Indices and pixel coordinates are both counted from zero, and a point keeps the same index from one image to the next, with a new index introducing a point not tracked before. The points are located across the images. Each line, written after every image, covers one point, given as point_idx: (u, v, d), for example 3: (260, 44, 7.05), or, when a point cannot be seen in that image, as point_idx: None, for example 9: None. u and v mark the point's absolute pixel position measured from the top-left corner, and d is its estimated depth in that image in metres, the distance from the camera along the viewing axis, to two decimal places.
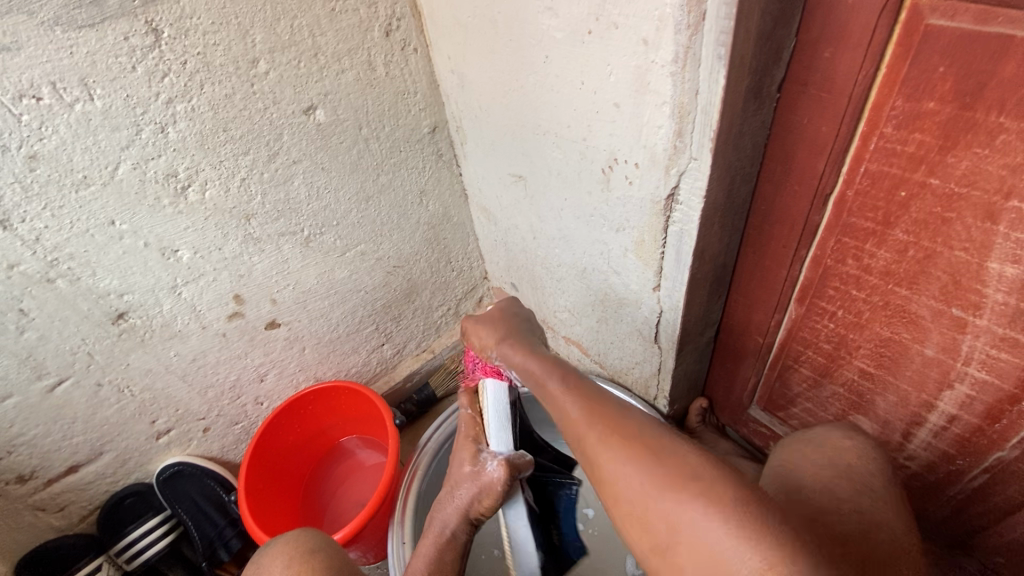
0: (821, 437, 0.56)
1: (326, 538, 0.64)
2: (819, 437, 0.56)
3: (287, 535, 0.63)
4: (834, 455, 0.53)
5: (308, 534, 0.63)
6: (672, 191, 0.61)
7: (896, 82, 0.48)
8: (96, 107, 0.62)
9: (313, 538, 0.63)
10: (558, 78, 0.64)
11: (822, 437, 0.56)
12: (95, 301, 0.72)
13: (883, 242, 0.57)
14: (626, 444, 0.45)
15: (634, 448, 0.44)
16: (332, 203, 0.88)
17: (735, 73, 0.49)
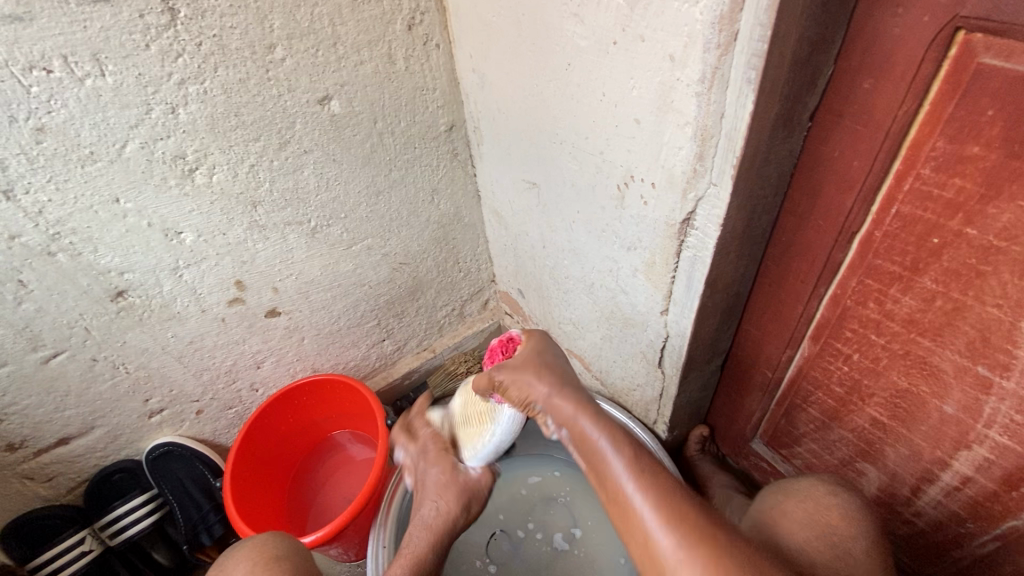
0: (805, 490, 0.59)
1: (296, 547, 0.62)
2: (804, 490, 0.59)
3: (257, 538, 0.61)
4: (816, 512, 0.56)
5: (276, 539, 0.62)
6: (688, 215, 0.58)
7: (939, 122, 0.45)
8: (107, 83, 0.61)
9: (281, 543, 0.61)
10: (579, 87, 0.62)
11: (804, 492, 0.59)
12: (95, 277, 0.72)
13: (909, 288, 0.53)
14: (662, 496, 0.44)
15: (673, 508, 0.43)
16: (341, 195, 0.86)
17: (765, 99, 0.46)
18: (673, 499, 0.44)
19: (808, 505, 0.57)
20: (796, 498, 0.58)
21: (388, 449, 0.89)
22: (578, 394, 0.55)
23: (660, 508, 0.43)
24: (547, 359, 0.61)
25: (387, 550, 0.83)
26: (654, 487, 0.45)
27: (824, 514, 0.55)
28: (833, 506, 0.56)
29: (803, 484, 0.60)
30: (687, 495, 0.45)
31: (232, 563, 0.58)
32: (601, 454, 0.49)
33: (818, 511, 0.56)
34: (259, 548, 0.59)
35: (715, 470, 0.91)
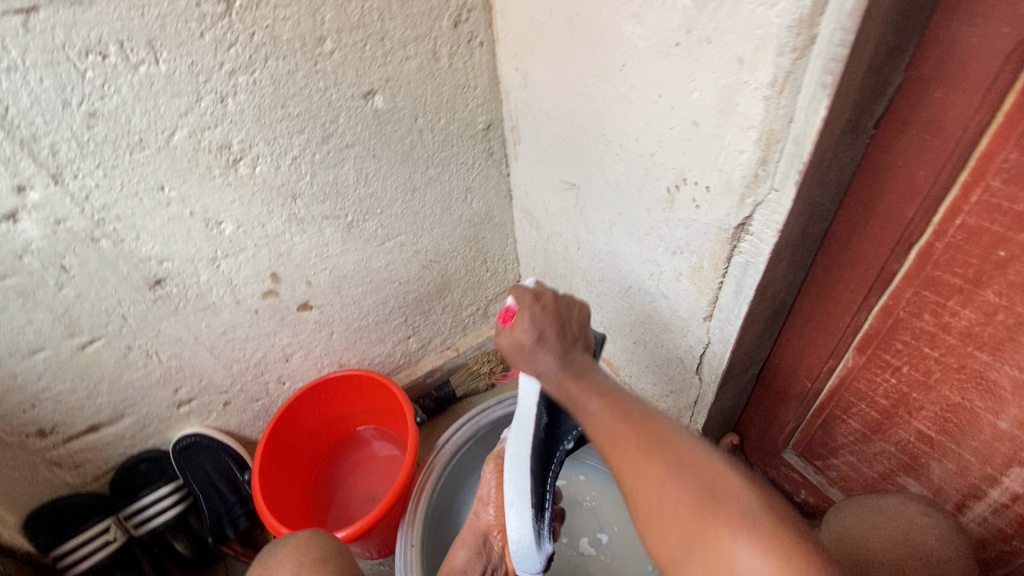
0: (895, 509, 0.61)
1: (338, 545, 0.62)
2: (894, 509, 0.61)
3: (298, 538, 0.61)
4: (912, 531, 0.59)
5: (316, 541, 0.61)
6: (744, 221, 0.57)
7: (1015, 133, 0.44)
8: (160, 71, 0.61)
9: (321, 544, 0.60)
10: (633, 88, 0.61)
11: (897, 508, 0.61)
12: (135, 265, 0.72)
13: (969, 302, 0.53)
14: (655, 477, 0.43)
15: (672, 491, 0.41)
16: (378, 191, 0.86)
17: (837, 105, 0.45)
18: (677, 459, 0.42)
19: (903, 525, 0.59)
20: (889, 515, 0.61)
21: (416, 447, 0.89)
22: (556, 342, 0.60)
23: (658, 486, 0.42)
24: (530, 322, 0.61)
25: (415, 549, 0.83)
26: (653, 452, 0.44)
27: (916, 539, 0.58)
28: (929, 528, 0.59)
29: (894, 501, 0.62)
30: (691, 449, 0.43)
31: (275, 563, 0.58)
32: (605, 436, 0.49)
33: (910, 533, 0.58)
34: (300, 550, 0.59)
35: None
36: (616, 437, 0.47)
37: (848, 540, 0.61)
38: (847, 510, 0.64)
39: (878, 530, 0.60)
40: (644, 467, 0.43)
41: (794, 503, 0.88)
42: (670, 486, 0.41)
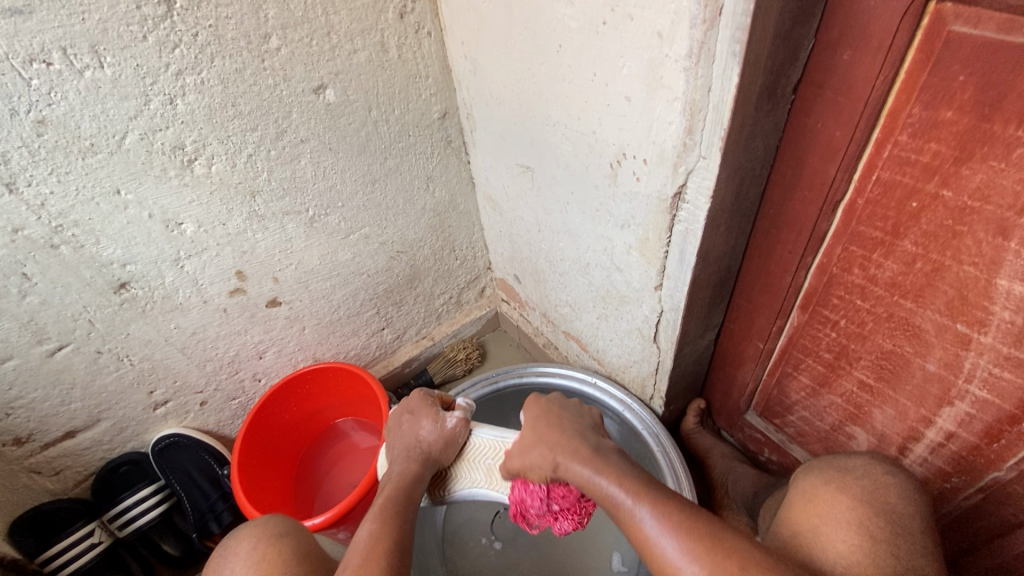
0: (861, 470, 0.59)
1: (295, 523, 0.64)
2: (860, 469, 0.59)
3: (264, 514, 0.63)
4: (874, 489, 0.56)
5: (281, 516, 0.63)
6: (679, 189, 0.60)
7: (915, 89, 0.47)
8: (105, 75, 0.62)
9: (284, 521, 0.63)
10: (570, 68, 0.63)
11: (862, 469, 0.59)
12: (98, 269, 0.73)
13: (891, 253, 0.56)
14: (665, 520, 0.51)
15: (682, 538, 0.49)
16: (338, 184, 0.87)
17: (750, 71, 0.48)
18: (685, 531, 0.49)
19: (867, 483, 0.57)
20: (853, 476, 0.58)
21: None
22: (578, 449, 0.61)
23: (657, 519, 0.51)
24: (541, 425, 0.66)
25: None
26: (669, 527, 0.50)
27: (878, 498, 0.55)
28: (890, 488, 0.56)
29: (861, 462, 0.60)
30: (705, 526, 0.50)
31: (234, 541, 0.60)
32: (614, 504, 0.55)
33: (873, 493, 0.56)
34: (261, 525, 0.61)
35: (711, 442, 0.94)
36: (718, 565, 0.47)
37: (812, 504, 0.58)
38: (811, 476, 0.61)
39: (841, 491, 0.57)
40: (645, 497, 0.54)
41: (760, 462, 0.92)
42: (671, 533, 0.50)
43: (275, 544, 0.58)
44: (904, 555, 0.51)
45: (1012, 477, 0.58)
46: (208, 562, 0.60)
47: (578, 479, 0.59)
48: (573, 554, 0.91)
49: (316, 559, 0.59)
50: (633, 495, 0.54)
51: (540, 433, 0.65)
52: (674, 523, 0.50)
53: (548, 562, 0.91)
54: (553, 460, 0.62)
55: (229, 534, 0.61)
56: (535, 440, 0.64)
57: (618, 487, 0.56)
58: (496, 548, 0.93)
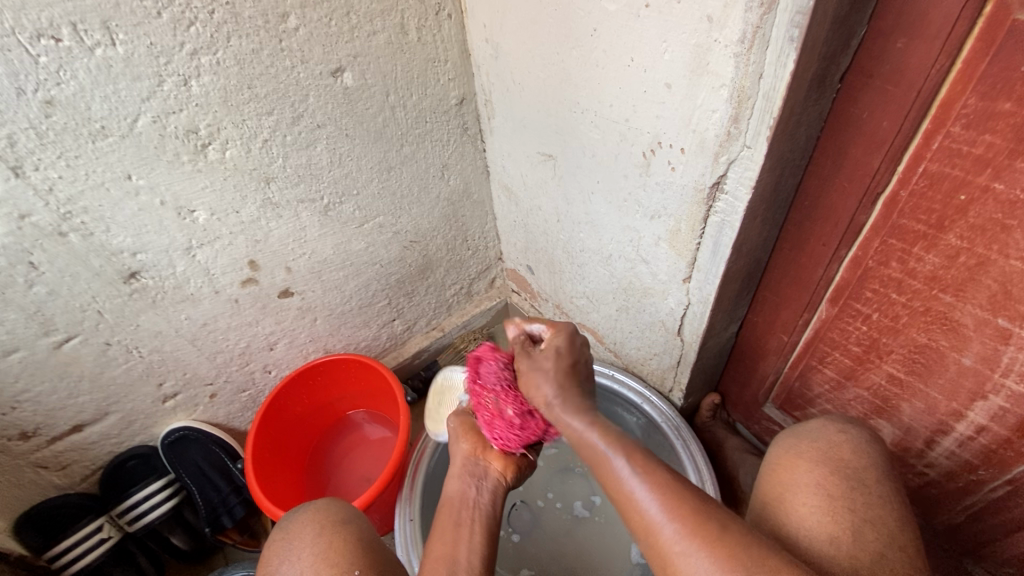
0: (818, 434, 0.58)
1: (354, 511, 0.61)
2: (816, 433, 0.58)
3: (324, 502, 0.61)
4: (829, 449, 0.56)
5: (341, 505, 0.61)
6: (719, 179, 0.58)
7: (972, 79, 0.46)
8: (118, 53, 0.59)
9: (345, 510, 0.60)
10: (605, 53, 0.61)
11: (818, 432, 0.58)
12: (107, 258, 0.70)
13: (933, 246, 0.55)
14: (652, 476, 0.47)
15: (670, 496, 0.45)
16: (353, 171, 0.85)
17: (805, 58, 0.46)
18: (673, 493, 0.45)
19: (822, 445, 0.56)
20: (809, 441, 0.58)
21: (408, 426, 0.89)
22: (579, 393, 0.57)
23: (644, 475, 0.47)
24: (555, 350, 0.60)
25: (415, 524, 0.83)
26: (656, 485, 0.46)
27: (833, 457, 0.55)
28: (845, 445, 0.56)
29: (814, 426, 0.60)
30: (691, 496, 0.45)
31: (297, 528, 0.57)
32: (599, 454, 0.51)
33: (827, 452, 0.55)
34: (322, 513, 0.59)
35: (728, 434, 0.94)
36: (694, 522, 0.43)
37: (776, 473, 0.56)
38: (773, 447, 0.60)
39: (801, 456, 0.56)
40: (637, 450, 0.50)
41: None
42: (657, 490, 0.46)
43: (342, 533, 0.56)
44: (863, 511, 0.50)
45: None
46: (266, 547, 0.57)
47: (569, 429, 0.55)
48: (591, 546, 0.91)
49: (382, 550, 0.56)
50: (618, 448, 0.50)
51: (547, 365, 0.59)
52: (654, 478, 0.47)
53: (567, 554, 0.91)
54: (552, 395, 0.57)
55: (289, 521, 0.59)
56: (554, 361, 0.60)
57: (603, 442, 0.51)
58: (514, 540, 0.93)
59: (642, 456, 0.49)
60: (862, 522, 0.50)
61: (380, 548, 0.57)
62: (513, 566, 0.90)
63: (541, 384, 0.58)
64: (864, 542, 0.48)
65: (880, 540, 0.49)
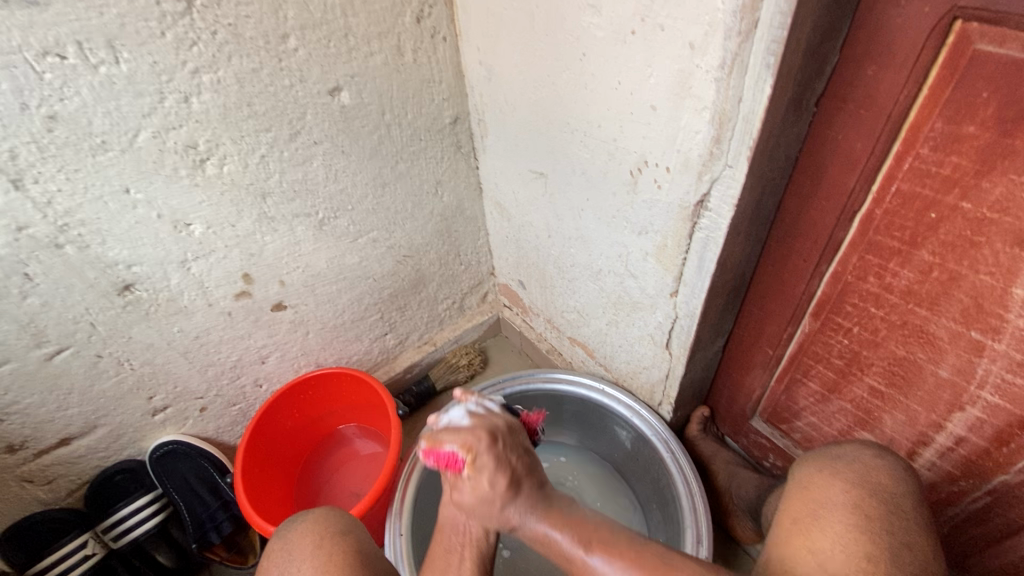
0: (852, 456, 0.59)
1: (354, 521, 0.61)
2: (851, 455, 0.59)
3: (323, 511, 0.61)
4: (867, 472, 0.56)
5: (341, 515, 0.61)
6: (703, 197, 0.61)
7: (937, 104, 0.49)
8: (121, 71, 0.60)
9: (344, 520, 0.60)
10: (594, 76, 0.64)
11: (851, 455, 0.59)
12: (102, 270, 0.71)
13: (907, 262, 0.58)
14: (623, 555, 0.48)
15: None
16: (349, 187, 0.86)
17: (781, 83, 0.49)
18: (645, 559, 0.48)
19: (857, 466, 0.57)
20: (844, 461, 0.58)
21: (400, 440, 0.90)
22: (529, 492, 0.53)
23: (613, 560, 0.48)
24: (502, 454, 0.53)
25: (405, 539, 0.83)
26: (628, 560, 0.48)
27: (871, 479, 0.55)
28: (883, 470, 0.56)
29: (849, 449, 0.60)
30: (664, 551, 0.48)
31: (298, 537, 0.57)
32: (562, 550, 0.51)
33: (865, 474, 0.56)
34: (320, 523, 0.58)
35: (717, 448, 0.95)
36: None
37: (807, 491, 0.57)
38: (802, 465, 0.61)
39: (836, 475, 0.57)
40: (609, 543, 0.49)
41: (763, 467, 0.94)
42: (636, 568, 0.47)
43: (339, 545, 0.55)
44: (900, 532, 0.51)
45: (1020, 480, 0.60)
46: (267, 554, 0.58)
47: (532, 536, 0.52)
48: None
49: (380, 563, 0.56)
50: (582, 542, 0.50)
51: (490, 457, 0.52)
52: (623, 557, 0.48)
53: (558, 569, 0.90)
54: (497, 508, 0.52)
55: (290, 530, 0.59)
56: (498, 464, 0.52)
57: (559, 532, 0.51)
58: (504, 556, 0.92)
59: (594, 532, 0.50)
60: (901, 543, 0.50)
61: (378, 562, 0.56)
62: None
63: (481, 479, 0.52)
64: (900, 563, 0.49)
65: (916, 563, 0.49)
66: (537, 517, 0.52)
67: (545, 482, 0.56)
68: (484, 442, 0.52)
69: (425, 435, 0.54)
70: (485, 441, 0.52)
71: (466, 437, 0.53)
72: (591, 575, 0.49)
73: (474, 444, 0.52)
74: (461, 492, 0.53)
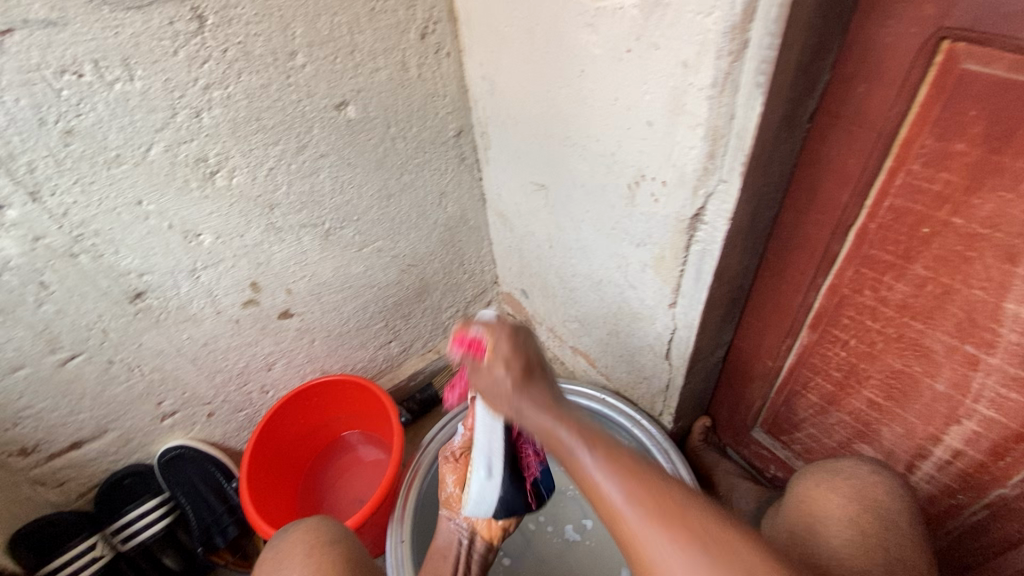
0: (849, 470, 0.59)
1: (344, 529, 0.62)
2: (847, 469, 0.59)
3: (315, 522, 0.62)
4: (864, 488, 0.56)
5: (332, 526, 0.61)
6: (698, 211, 0.62)
7: (927, 121, 0.49)
8: (135, 88, 0.63)
9: (335, 531, 0.61)
10: (591, 92, 0.65)
11: (848, 467, 0.59)
12: (114, 279, 0.73)
13: (902, 275, 0.58)
14: (625, 470, 0.44)
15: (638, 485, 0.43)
16: (354, 198, 0.88)
17: (772, 100, 0.50)
18: (640, 475, 0.44)
19: (853, 482, 0.57)
20: (841, 476, 0.58)
21: (402, 447, 0.91)
22: (543, 390, 0.54)
23: (611, 465, 0.45)
24: (520, 346, 0.56)
25: (406, 545, 0.84)
26: (624, 472, 0.44)
27: (867, 496, 0.55)
28: (879, 484, 0.56)
29: (845, 462, 0.60)
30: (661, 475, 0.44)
31: (288, 548, 0.58)
32: (567, 444, 0.48)
33: (861, 490, 0.56)
34: (313, 533, 0.59)
35: (718, 459, 0.95)
36: (656, 501, 0.42)
37: (806, 505, 0.58)
38: (800, 482, 0.61)
39: (832, 493, 0.57)
40: (613, 451, 0.46)
41: (765, 478, 0.94)
42: (630, 483, 0.43)
43: (331, 554, 0.57)
44: (895, 549, 0.52)
45: (1018, 495, 0.60)
46: (259, 562, 0.59)
47: (537, 429, 0.51)
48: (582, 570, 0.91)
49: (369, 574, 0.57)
50: (588, 439, 0.47)
51: (513, 332, 0.57)
52: (627, 470, 0.44)
53: None
54: (512, 398, 0.54)
55: (281, 540, 0.59)
56: (511, 354, 0.55)
57: (568, 431, 0.49)
58: (504, 563, 0.93)
59: (602, 439, 0.47)
60: (895, 558, 0.51)
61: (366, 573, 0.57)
62: None
63: (496, 364, 0.55)
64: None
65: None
66: (540, 406, 0.52)
67: (559, 391, 0.55)
68: (506, 326, 0.58)
69: (461, 325, 0.60)
70: (512, 332, 0.57)
71: (495, 326, 0.58)
72: (587, 477, 0.45)
73: (498, 330, 0.57)
74: (479, 376, 0.57)
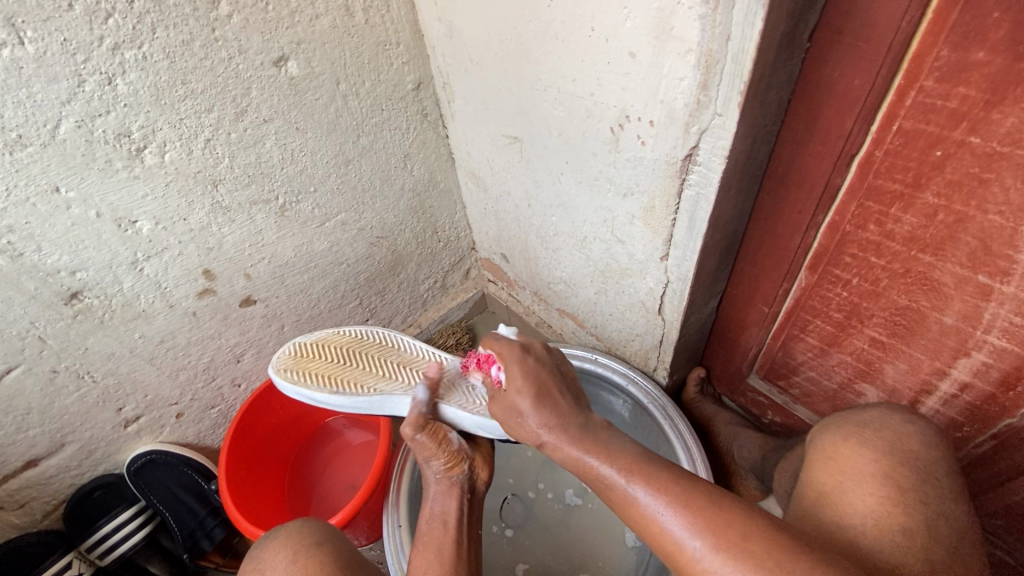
0: (876, 421, 0.57)
1: (329, 528, 0.58)
2: (874, 421, 0.57)
3: (297, 523, 0.57)
4: (896, 440, 0.54)
5: (315, 526, 0.57)
6: (691, 151, 0.56)
7: (944, 29, 0.44)
8: (28, 53, 0.53)
9: (320, 529, 0.57)
10: (564, 24, 0.58)
11: (877, 422, 0.56)
12: (43, 280, 0.64)
13: (910, 206, 0.54)
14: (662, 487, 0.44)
15: (678, 500, 0.43)
16: (308, 167, 0.80)
17: (774, 14, 0.44)
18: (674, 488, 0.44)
19: (885, 434, 0.55)
20: (869, 428, 0.56)
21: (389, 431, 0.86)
22: (560, 405, 0.53)
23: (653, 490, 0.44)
24: (534, 364, 0.57)
25: (404, 530, 0.80)
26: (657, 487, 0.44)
27: (901, 448, 0.53)
28: (910, 435, 0.54)
29: (873, 412, 0.58)
30: (702, 487, 0.44)
31: (271, 554, 0.54)
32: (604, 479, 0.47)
33: (895, 443, 0.54)
34: (296, 537, 0.55)
35: (714, 409, 0.93)
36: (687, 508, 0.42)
37: (833, 461, 0.55)
38: (825, 432, 0.59)
39: (862, 445, 0.54)
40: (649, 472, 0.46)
41: (762, 424, 0.93)
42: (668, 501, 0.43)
43: (318, 556, 0.53)
44: (934, 501, 0.50)
45: None
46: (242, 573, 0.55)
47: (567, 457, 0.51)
48: (587, 532, 0.90)
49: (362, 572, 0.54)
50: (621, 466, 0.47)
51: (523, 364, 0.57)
52: (667, 493, 0.44)
53: (563, 544, 0.89)
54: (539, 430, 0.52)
55: (261, 548, 0.55)
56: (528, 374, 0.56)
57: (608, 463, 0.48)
58: (508, 535, 0.91)
59: (639, 463, 0.47)
60: (931, 518, 0.49)
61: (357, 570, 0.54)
62: (510, 562, 0.89)
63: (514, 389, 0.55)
64: (937, 536, 0.48)
65: (952, 532, 0.49)
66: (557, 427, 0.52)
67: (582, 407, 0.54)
68: (530, 349, 0.59)
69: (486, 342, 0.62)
70: (520, 349, 0.58)
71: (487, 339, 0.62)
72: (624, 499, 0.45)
73: (511, 350, 0.58)
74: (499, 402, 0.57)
